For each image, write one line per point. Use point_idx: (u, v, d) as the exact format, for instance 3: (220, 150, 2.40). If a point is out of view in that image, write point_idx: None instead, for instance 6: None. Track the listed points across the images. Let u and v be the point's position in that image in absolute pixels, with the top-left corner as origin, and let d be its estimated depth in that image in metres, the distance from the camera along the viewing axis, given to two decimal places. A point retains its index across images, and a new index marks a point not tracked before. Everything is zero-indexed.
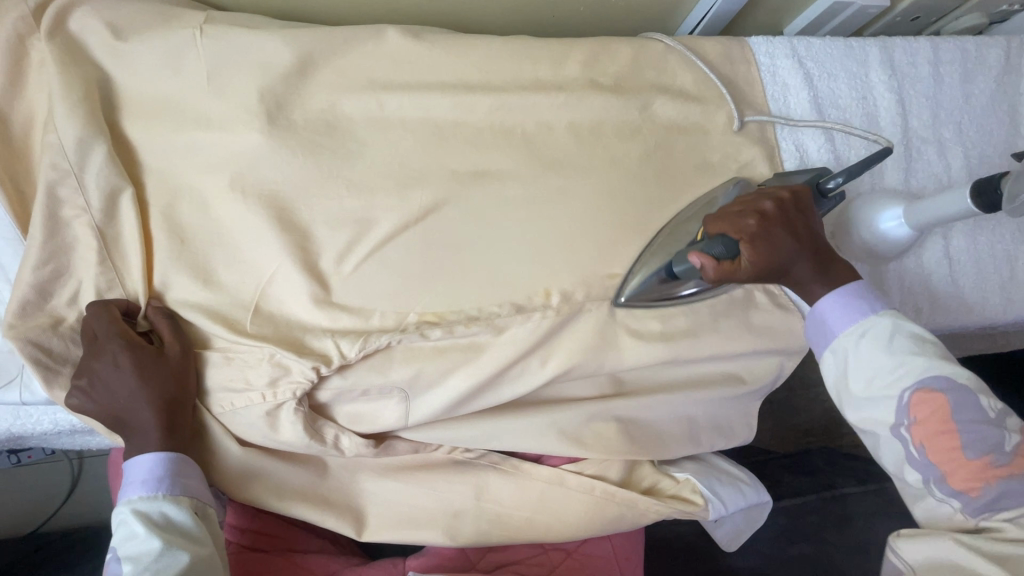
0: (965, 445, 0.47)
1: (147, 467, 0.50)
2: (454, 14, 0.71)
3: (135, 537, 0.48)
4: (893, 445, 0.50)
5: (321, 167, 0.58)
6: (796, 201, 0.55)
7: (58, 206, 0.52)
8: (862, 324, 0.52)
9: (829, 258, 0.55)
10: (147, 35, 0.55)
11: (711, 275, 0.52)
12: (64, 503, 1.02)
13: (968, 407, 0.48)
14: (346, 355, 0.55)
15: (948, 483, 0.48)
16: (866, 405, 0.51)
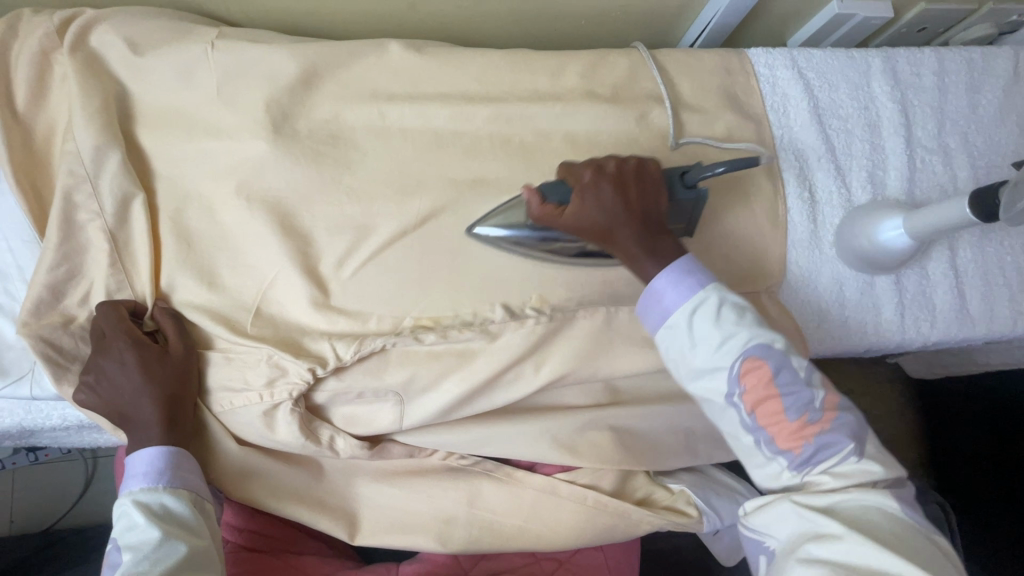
0: (788, 407, 0.49)
1: (147, 461, 0.51)
2: (457, 29, 0.73)
3: (136, 526, 0.48)
4: (731, 414, 0.51)
5: (322, 174, 0.60)
6: (647, 176, 0.55)
7: (73, 210, 0.55)
8: (691, 299, 0.52)
9: (652, 238, 0.54)
10: (161, 50, 0.58)
11: (532, 209, 0.54)
12: (75, 505, 1.05)
13: (786, 370, 0.49)
14: (341, 357, 0.56)
15: (775, 444, 0.49)
16: (708, 384, 0.51)
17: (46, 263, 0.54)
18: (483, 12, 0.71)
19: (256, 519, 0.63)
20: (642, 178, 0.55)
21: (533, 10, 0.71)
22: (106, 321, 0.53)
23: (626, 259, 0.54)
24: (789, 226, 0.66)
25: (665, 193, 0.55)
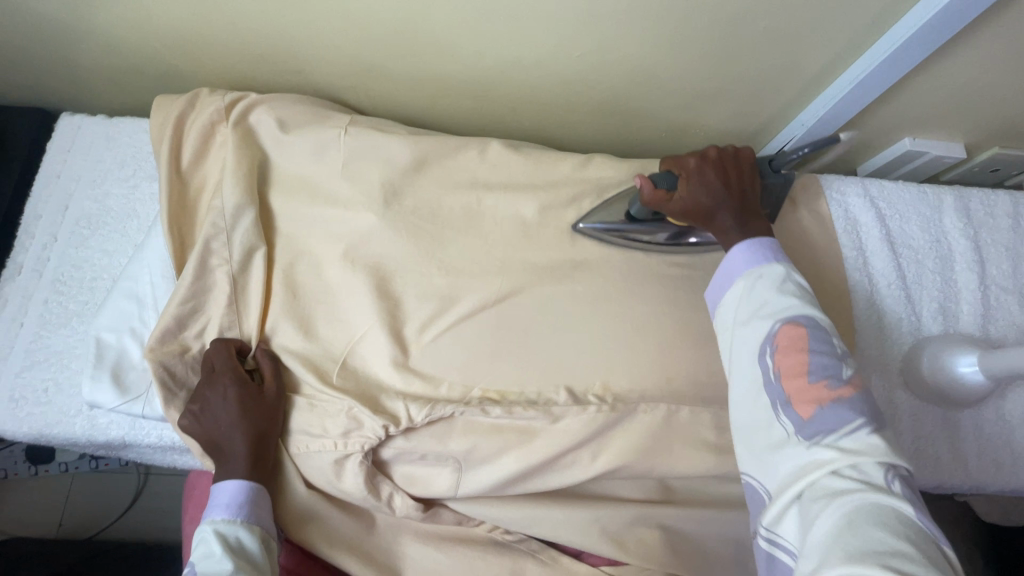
0: (811, 369, 0.46)
1: (231, 493, 0.55)
2: (548, 132, 0.82)
3: (212, 555, 0.51)
4: (754, 374, 0.48)
5: (420, 248, 0.67)
6: (741, 161, 0.61)
7: (208, 255, 0.62)
8: (759, 270, 0.53)
9: (746, 209, 0.58)
10: (304, 130, 0.69)
11: (645, 194, 0.60)
12: (120, 516, 1.12)
13: (822, 338, 0.47)
14: (413, 418, 0.59)
15: (791, 406, 0.45)
16: (745, 326, 0.50)
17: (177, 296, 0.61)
18: (575, 121, 0.79)
19: (304, 565, 0.62)
20: (739, 164, 0.61)
21: (619, 123, 0.80)
22: (219, 354, 0.60)
23: (722, 236, 0.58)
24: (857, 348, 0.68)
25: (756, 178, 0.61)
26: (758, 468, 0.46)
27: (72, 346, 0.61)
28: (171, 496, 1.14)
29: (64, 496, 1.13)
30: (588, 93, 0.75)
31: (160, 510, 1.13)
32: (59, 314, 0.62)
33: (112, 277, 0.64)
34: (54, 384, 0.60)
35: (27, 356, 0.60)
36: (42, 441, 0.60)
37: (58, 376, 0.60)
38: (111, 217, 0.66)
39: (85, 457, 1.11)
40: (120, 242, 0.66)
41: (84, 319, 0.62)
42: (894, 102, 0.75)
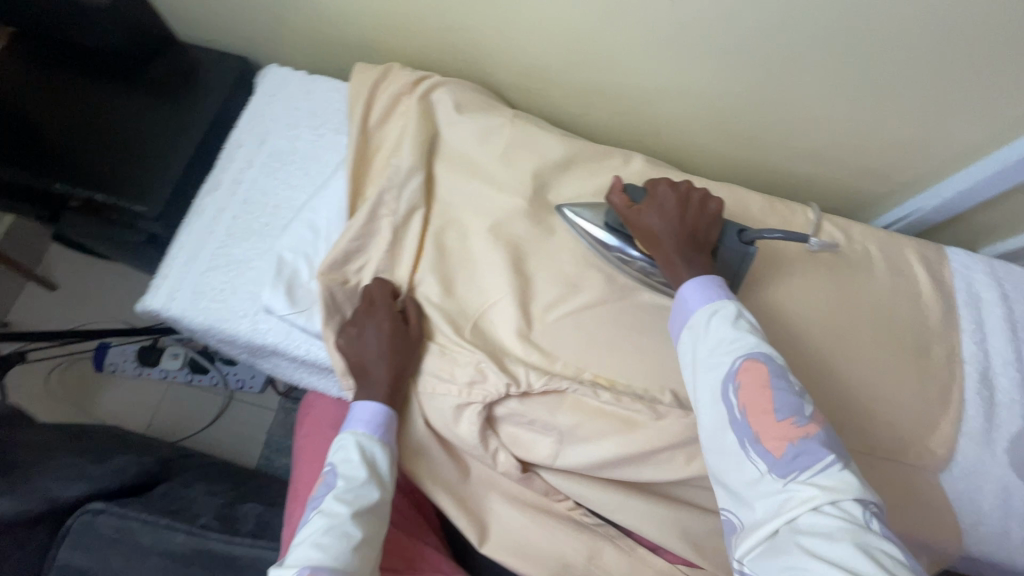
0: (777, 408, 0.51)
1: (372, 412, 0.62)
2: (683, 156, 0.88)
3: (351, 461, 0.59)
4: (722, 414, 0.54)
5: (557, 237, 0.74)
6: (707, 208, 0.65)
7: (378, 204, 0.70)
8: (715, 306, 0.58)
9: (692, 246, 0.63)
10: (475, 113, 0.77)
11: (612, 195, 0.67)
12: (203, 429, 1.22)
13: (779, 373, 0.53)
14: (531, 384, 0.65)
15: (760, 444, 0.51)
16: (709, 366, 0.55)
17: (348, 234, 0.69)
18: (712, 151, 0.85)
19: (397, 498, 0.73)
20: (704, 208, 0.65)
21: (754, 160, 0.84)
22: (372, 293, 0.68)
23: (665, 264, 0.62)
24: (964, 417, 0.68)
25: (716, 227, 0.65)
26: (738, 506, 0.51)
27: (250, 259, 0.70)
28: (248, 422, 1.24)
29: (156, 399, 1.25)
30: (734, 128, 0.80)
31: (238, 432, 1.23)
32: (245, 228, 0.72)
33: (291, 207, 0.73)
34: (230, 288, 0.68)
35: (212, 259, 0.69)
36: (209, 333, 0.69)
37: (235, 282, 0.68)
38: (298, 157, 0.75)
39: (184, 369, 1.23)
40: (302, 179, 0.74)
41: (264, 238, 0.71)
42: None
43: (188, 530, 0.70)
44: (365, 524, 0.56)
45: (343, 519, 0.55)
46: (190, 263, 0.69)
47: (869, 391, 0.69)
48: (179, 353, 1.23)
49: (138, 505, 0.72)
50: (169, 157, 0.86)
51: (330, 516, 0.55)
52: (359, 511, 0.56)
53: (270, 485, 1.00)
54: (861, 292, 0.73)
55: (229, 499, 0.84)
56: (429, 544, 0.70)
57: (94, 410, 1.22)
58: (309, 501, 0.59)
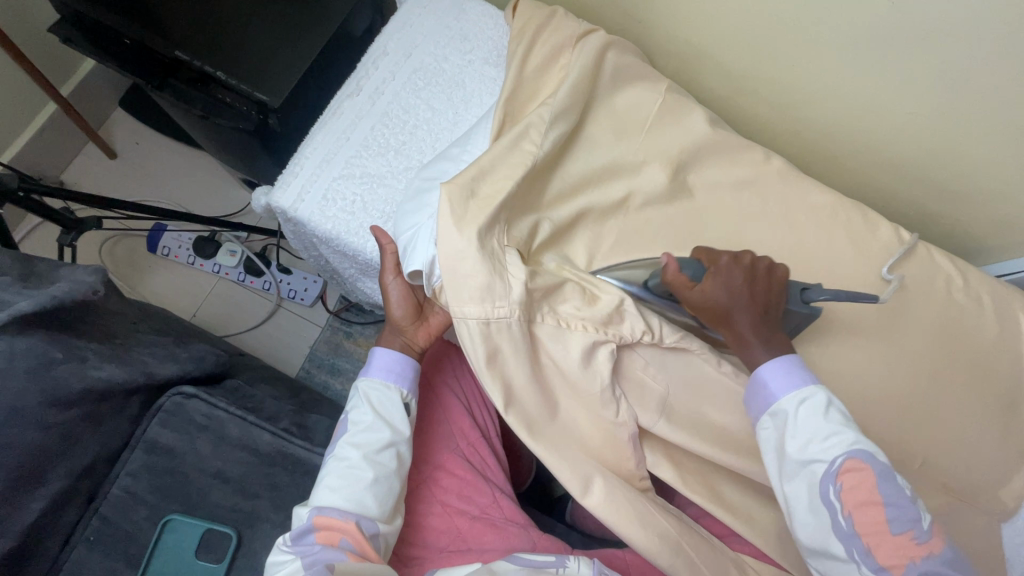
0: (890, 520, 0.50)
1: (390, 360, 0.63)
2: (812, 165, 0.86)
3: (362, 410, 0.60)
4: (824, 518, 0.52)
5: (688, 219, 0.73)
6: (775, 277, 0.60)
7: (527, 138, 0.65)
8: (803, 393, 0.56)
9: (767, 321, 0.59)
10: (627, 77, 0.74)
11: (668, 274, 0.61)
12: (246, 330, 1.21)
13: (890, 482, 0.51)
14: (663, 337, 0.63)
15: (874, 557, 0.50)
16: (800, 468, 0.53)
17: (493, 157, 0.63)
18: (846, 167, 0.83)
19: (476, 446, 0.70)
20: (770, 277, 0.60)
21: (884, 187, 0.82)
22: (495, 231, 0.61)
23: (738, 341, 0.59)
24: None
25: (784, 295, 0.60)
26: None
27: (384, 175, 0.68)
28: (294, 332, 1.23)
29: (205, 292, 1.23)
30: (878, 150, 0.78)
31: (282, 339, 1.22)
32: (381, 143, 0.69)
33: (430, 131, 0.70)
34: (360, 200, 0.67)
35: (345, 168, 0.68)
36: (329, 241, 0.68)
37: (366, 195, 0.67)
38: (442, 81, 0.73)
39: (239, 268, 1.21)
40: (445, 104, 0.72)
41: (400, 156, 0.69)
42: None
43: (274, 431, 0.70)
44: (378, 462, 0.58)
45: (353, 462, 0.57)
46: (324, 167, 0.68)
47: (956, 434, 0.71)
48: (237, 251, 1.21)
49: (224, 396, 0.72)
50: (295, 48, 0.81)
51: (342, 461, 0.57)
52: (372, 450, 0.58)
53: (322, 400, 1.01)
54: (975, 337, 0.73)
55: (297, 407, 0.85)
56: (505, 492, 0.69)
57: (141, 289, 1.20)
58: (329, 444, 0.61)
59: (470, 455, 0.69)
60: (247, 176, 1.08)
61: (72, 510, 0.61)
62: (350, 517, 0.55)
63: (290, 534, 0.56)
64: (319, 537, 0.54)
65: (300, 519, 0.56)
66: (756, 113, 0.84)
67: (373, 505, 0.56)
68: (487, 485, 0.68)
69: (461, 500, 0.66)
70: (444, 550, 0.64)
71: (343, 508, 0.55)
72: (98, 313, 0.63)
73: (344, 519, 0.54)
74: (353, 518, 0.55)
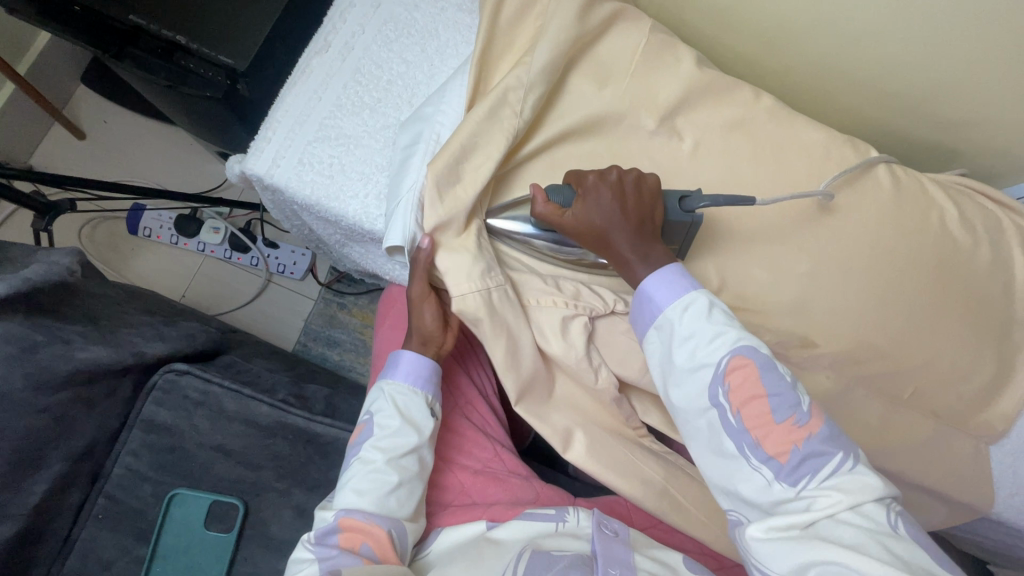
0: (774, 410, 0.49)
1: (420, 363, 0.62)
2: (803, 103, 0.83)
3: (387, 412, 0.59)
4: (712, 418, 0.52)
5: (677, 164, 0.71)
6: (647, 189, 0.58)
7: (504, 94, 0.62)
8: (686, 300, 0.54)
9: (646, 233, 0.57)
10: (609, 19, 0.71)
11: (536, 207, 0.59)
12: (237, 308, 1.20)
13: (766, 370, 0.50)
14: (639, 306, 0.64)
15: (761, 448, 0.49)
16: (685, 377, 0.53)
17: (465, 117, 0.61)
18: (838, 103, 0.80)
19: (476, 404, 0.71)
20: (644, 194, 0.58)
21: (877, 121, 0.80)
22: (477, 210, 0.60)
23: (619, 262, 0.57)
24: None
25: (654, 204, 0.58)
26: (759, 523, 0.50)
27: (360, 136, 0.65)
28: (285, 307, 1.22)
29: (192, 271, 1.21)
30: (868, 82, 0.75)
31: (273, 315, 1.21)
32: (356, 102, 0.66)
33: (405, 85, 0.67)
34: (338, 163, 0.64)
35: (320, 129, 0.65)
36: (309, 207, 0.66)
37: (343, 156, 0.64)
38: (415, 32, 0.69)
39: (224, 245, 1.19)
40: (419, 57, 0.69)
41: (376, 114, 0.66)
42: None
43: (271, 403, 0.70)
44: (403, 468, 0.58)
45: (378, 466, 0.57)
46: (297, 130, 0.65)
47: (951, 363, 0.71)
48: (220, 228, 1.18)
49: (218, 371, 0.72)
50: (258, 5, 0.77)
51: (367, 464, 0.57)
52: (396, 455, 0.58)
53: (319, 371, 1.01)
54: (968, 268, 0.72)
55: (294, 379, 0.85)
56: (505, 445, 0.70)
57: (127, 272, 1.18)
58: (351, 445, 0.61)
59: (469, 413, 0.70)
60: (221, 148, 1.04)
61: (77, 491, 0.61)
62: (375, 520, 0.55)
63: (313, 533, 0.56)
64: (342, 539, 0.54)
65: (324, 520, 0.56)
66: (746, 51, 0.81)
67: (398, 508, 0.57)
68: (488, 442, 0.68)
69: (462, 456, 0.67)
70: (450, 506, 0.64)
71: (368, 512, 0.55)
72: (79, 297, 0.61)
73: (369, 523, 0.54)
74: (377, 521, 0.55)
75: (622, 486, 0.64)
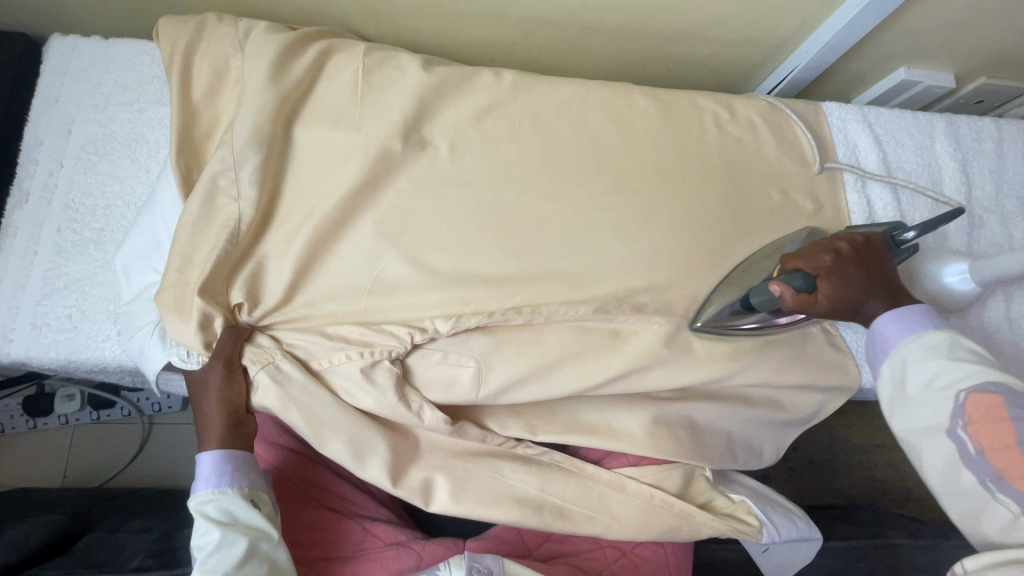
0: (1021, 440, 0.43)
1: (212, 464, 0.56)
2: (560, 63, 0.82)
3: (202, 533, 0.54)
4: (948, 450, 0.46)
5: (438, 171, 0.67)
6: (877, 247, 0.58)
7: (216, 190, 0.60)
8: (927, 336, 0.50)
9: (894, 291, 0.55)
10: (316, 54, 0.66)
11: (788, 303, 0.55)
12: (126, 467, 1.11)
13: (1021, 401, 0.44)
14: (439, 329, 0.62)
15: (1008, 483, 0.43)
16: (919, 405, 0.48)
17: (184, 221, 0.59)
18: (589, 51, 0.79)
19: (334, 484, 0.68)
20: (871, 248, 0.58)
21: (632, 53, 0.80)
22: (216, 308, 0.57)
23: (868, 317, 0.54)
24: None
25: (887, 254, 0.59)
26: (986, 540, 0.45)
27: (93, 275, 0.61)
28: (177, 445, 1.14)
29: (66, 447, 1.11)
30: (597, 21, 0.74)
31: (168, 459, 1.13)
32: (77, 241, 0.61)
33: (126, 203, 0.63)
34: (76, 311, 0.59)
35: (45, 284, 0.60)
36: (68, 367, 0.60)
37: (81, 302, 0.60)
38: (119, 145, 0.64)
39: (87, 408, 1.11)
40: (131, 168, 0.64)
41: (104, 245, 0.62)
42: (905, 18, 0.76)
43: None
44: None
45: None
46: (21, 295, 0.59)
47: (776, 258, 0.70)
48: (75, 393, 1.10)
49: (51, 567, 0.64)
50: None
51: None
52: (230, 569, 0.52)
53: None
54: (753, 166, 0.73)
55: (168, 530, 0.78)
56: (379, 518, 0.66)
57: None
58: None
59: (329, 499, 0.66)
60: None
61: None
62: None
63: None
64: None
65: None
66: (482, 38, 0.77)
67: None
68: (354, 518, 0.65)
69: (332, 548, 0.63)
70: None
71: None
72: None
73: None
74: None
75: (495, 517, 0.62)
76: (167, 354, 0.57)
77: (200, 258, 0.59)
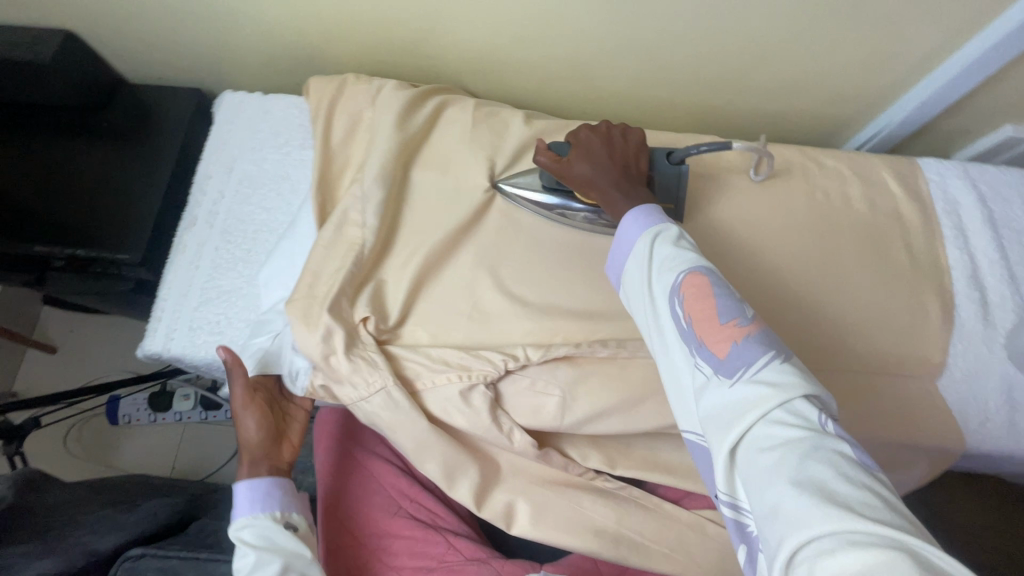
0: (719, 311, 0.45)
1: (250, 492, 0.60)
2: (649, 116, 0.87)
3: (239, 557, 0.57)
4: (669, 326, 0.47)
5: (535, 213, 0.74)
6: (631, 141, 0.64)
7: (346, 220, 0.69)
8: (660, 228, 0.52)
9: (630, 178, 0.61)
10: (434, 109, 0.76)
11: (540, 156, 0.63)
12: (226, 464, 1.23)
13: (723, 282, 0.47)
14: (530, 357, 0.66)
15: (704, 346, 0.45)
16: (657, 285, 0.50)
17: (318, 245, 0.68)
18: (678, 106, 0.84)
19: (421, 497, 0.73)
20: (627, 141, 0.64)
21: (720, 109, 0.84)
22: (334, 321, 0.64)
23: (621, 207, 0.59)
24: (959, 323, 0.70)
25: (644, 156, 0.64)
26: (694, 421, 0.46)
27: (240, 289, 0.71)
28: None
29: (176, 443, 1.25)
30: (688, 80, 0.80)
31: None
32: (229, 260, 0.73)
33: (270, 230, 0.74)
34: (224, 319, 0.70)
35: (203, 295, 0.71)
36: (212, 366, 0.71)
37: (228, 312, 0.70)
38: (269, 182, 0.76)
39: (197, 408, 1.23)
40: (276, 201, 0.76)
41: (250, 265, 0.72)
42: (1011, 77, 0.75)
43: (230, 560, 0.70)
44: None
45: None
46: (183, 303, 0.71)
47: (867, 311, 0.69)
48: (190, 393, 1.23)
49: (175, 545, 0.73)
50: (137, 207, 0.83)
51: None
52: None
53: None
54: (846, 217, 0.73)
55: None
56: (460, 533, 0.70)
57: (118, 462, 1.22)
58: None
59: (415, 511, 0.71)
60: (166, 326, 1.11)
61: None
62: None
63: None
64: None
65: None
66: (577, 95, 0.85)
67: None
68: (439, 531, 0.69)
69: (418, 558, 0.68)
70: None
71: None
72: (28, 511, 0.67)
73: None
74: None
75: (572, 543, 0.64)
76: (289, 365, 0.65)
77: (326, 275, 0.67)
